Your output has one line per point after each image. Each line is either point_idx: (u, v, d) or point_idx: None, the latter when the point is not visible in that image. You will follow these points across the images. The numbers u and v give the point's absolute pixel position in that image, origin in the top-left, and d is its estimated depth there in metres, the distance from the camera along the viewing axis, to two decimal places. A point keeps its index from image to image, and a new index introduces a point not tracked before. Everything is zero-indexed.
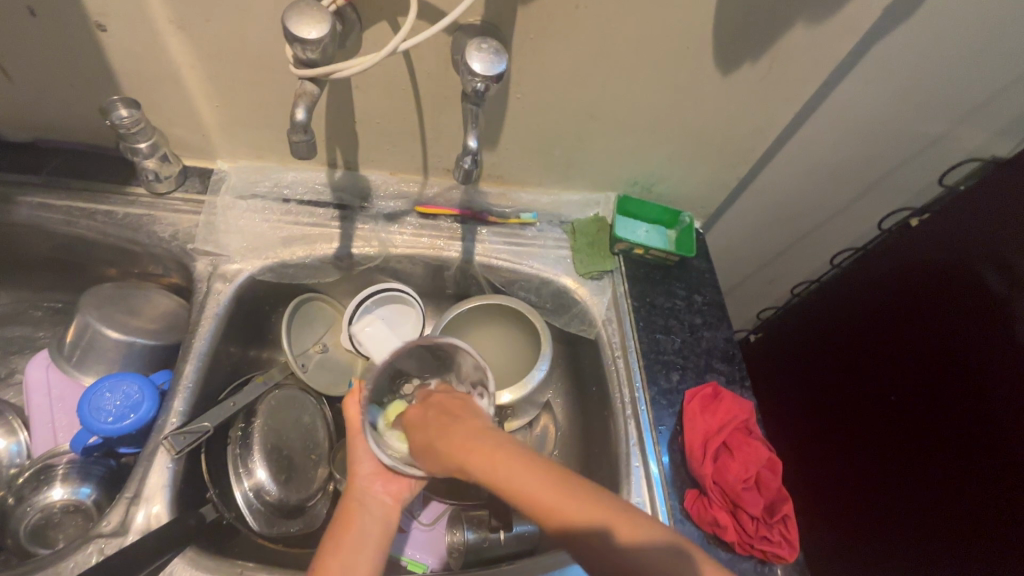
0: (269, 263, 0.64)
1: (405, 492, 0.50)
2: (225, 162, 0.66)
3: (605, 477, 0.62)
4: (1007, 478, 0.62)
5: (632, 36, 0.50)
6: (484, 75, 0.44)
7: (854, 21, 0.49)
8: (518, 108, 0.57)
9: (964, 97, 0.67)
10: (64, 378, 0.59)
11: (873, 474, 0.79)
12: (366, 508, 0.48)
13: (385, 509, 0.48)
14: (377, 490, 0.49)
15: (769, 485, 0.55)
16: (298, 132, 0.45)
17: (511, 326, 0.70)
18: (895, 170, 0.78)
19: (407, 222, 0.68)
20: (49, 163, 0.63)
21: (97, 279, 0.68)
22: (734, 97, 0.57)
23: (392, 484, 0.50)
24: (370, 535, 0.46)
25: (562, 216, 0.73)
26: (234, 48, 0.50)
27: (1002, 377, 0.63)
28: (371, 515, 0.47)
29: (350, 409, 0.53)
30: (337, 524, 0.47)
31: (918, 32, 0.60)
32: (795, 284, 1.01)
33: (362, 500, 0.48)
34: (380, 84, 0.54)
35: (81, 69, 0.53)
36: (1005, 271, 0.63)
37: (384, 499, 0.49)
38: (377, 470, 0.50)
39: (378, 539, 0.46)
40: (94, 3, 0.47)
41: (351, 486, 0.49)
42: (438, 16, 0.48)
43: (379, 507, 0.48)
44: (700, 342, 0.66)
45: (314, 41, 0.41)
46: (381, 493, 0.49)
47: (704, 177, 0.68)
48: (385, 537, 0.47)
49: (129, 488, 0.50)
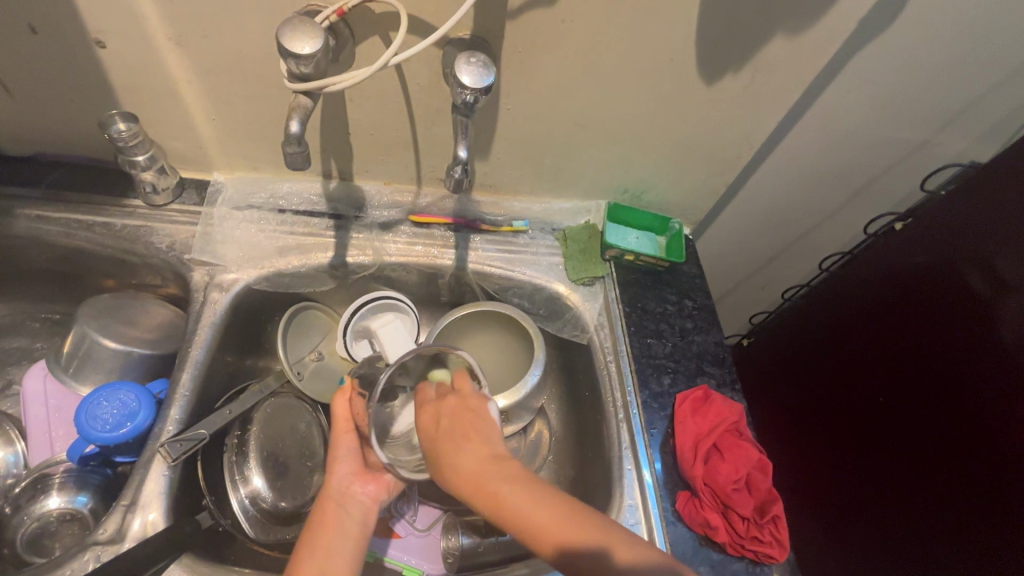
0: (265, 272, 0.65)
1: (382, 493, 0.51)
2: (221, 174, 0.67)
3: (599, 479, 0.63)
4: (997, 477, 0.62)
5: (617, 49, 0.52)
6: (473, 87, 0.46)
7: (833, 32, 0.51)
8: (508, 119, 0.59)
9: (944, 104, 0.69)
10: (61, 389, 0.59)
11: (864, 476, 0.80)
12: (346, 509, 0.48)
13: (364, 509, 0.49)
14: (357, 490, 0.50)
15: (759, 486, 0.56)
16: (292, 143, 0.46)
17: (505, 333, 0.71)
18: (880, 176, 0.80)
19: (400, 230, 0.69)
20: (48, 177, 0.64)
21: (95, 290, 0.69)
22: (720, 107, 0.58)
23: (371, 485, 0.51)
24: (349, 535, 0.47)
25: (554, 223, 0.74)
26: (232, 63, 0.52)
27: (988, 379, 0.64)
28: (350, 515, 0.48)
29: (338, 406, 0.54)
30: (312, 525, 0.47)
31: (896, 43, 0.62)
32: (786, 288, 1.03)
33: (341, 499, 0.49)
34: (374, 97, 0.55)
35: (80, 84, 0.55)
36: (989, 273, 0.65)
37: (363, 501, 0.50)
38: (356, 471, 0.51)
39: (355, 540, 0.47)
40: (94, 20, 0.48)
41: (330, 486, 0.50)
42: (429, 30, 0.50)
43: (356, 507, 0.49)
44: (692, 346, 0.67)
45: (307, 56, 0.43)
46: (360, 493, 0.50)
47: (692, 185, 0.70)
48: (363, 538, 0.47)
49: (125, 496, 0.51)
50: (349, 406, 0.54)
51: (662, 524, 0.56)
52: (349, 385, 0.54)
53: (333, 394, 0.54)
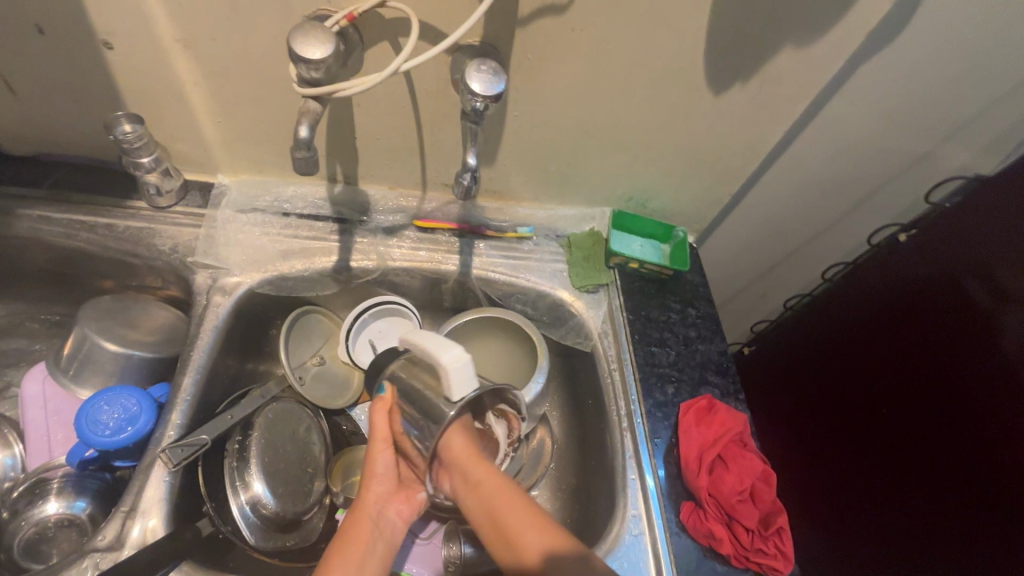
0: (268, 276, 0.65)
1: (411, 513, 0.52)
2: (225, 176, 0.67)
3: (601, 488, 0.62)
4: (996, 489, 0.63)
5: (626, 59, 0.52)
6: (484, 94, 0.46)
7: (839, 45, 0.51)
8: (515, 126, 0.59)
9: (948, 116, 0.69)
10: (60, 392, 0.59)
11: (863, 487, 0.80)
12: (377, 529, 0.49)
13: (394, 529, 0.50)
14: (390, 510, 0.51)
15: (763, 497, 0.56)
16: (301, 148, 0.45)
17: (509, 339, 0.70)
18: (884, 186, 0.80)
19: (405, 235, 0.69)
20: (51, 176, 0.64)
21: (94, 292, 0.68)
22: (726, 117, 0.58)
23: (402, 505, 0.51)
24: (377, 559, 0.47)
25: (558, 230, 0.73)
26: (239, 66, 0.52)
27: (990, 392, 0.64)
28: (379, 537, 0.49)
29: (376, 419, 0.51)
30: (343, 536, 0.48)
31: (902, 56, 0.62)
32: (787, 298, 1.03)
33: (374, 518, 0.49)
34: (382, 102, 0.55)
35: (86, 85, 0.54)
36: (992, 285, 0.65)
37: (393, 521, 0.50)
38: (390, 489, 0.51)
39: (382, 557, 0.48)
40: (102, 22, 0.48)
41: (364, 502, 0.50)
42: (439, 36, 0.49)
43: (387, 528, 0.50)
44: (695, 355, 0.67)
45: (318, 61, 0.42)
46: (392, 513, 0.50)
47: (697, 193, 0.70)
48: (389, 556, 0.48)
49: (125, 502, 0.50)
50: (387, 422, 0.51)
51: (665, 535, 0.56)
52: (389, 400, 0.51)
53: (370, 405, 0.51)
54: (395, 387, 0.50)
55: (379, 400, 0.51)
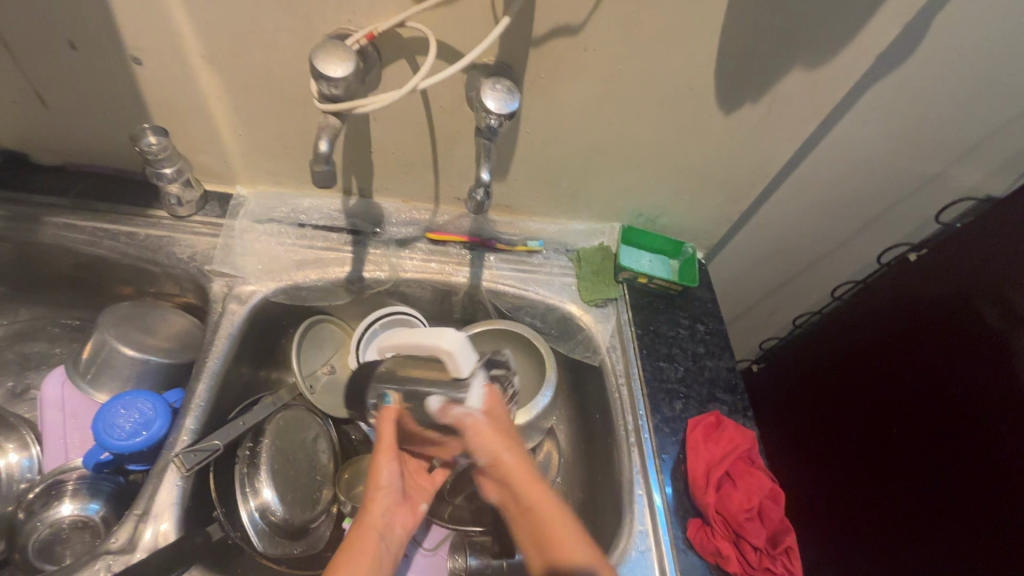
0: (283, 285, 0.66)
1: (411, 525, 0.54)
2: (243, 188, 0.69)
3: (608, 502, 0.62)
4: (1005, 512, 0.62)
5: (637, 79, 0.53)
6: (498, 112, 0.47)
7: (849, 67, 0.52)
8: (527, 142, 0.60)
9: (958, 137, 0.70)
10: (78, 395, 0.60)
11: (871, 507, 0.79)
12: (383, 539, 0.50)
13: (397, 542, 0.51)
14: (394, 522, 0.52)
15: (771, 516, 0.55)
16: (320, 162, 0.47)
17: (517, 353, 0.71)
18: (894, 207, 0.80)
19: (417, 247, 0.70)
20: (77, 186, 0.66)
21: (114, 298, 0.70)
22: (736, 137, 0.59)
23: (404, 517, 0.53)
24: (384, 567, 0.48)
25: (568, 244, 0.74)
26: (262, 82, 0.53)
27: (1001, 415, 0.63)
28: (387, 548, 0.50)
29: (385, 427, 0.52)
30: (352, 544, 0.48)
31: (910, 78, 0.63)
32: (796, 315, 1.03)
33: (381, 527, 0.50)
34: (398, 119, 0.57)
35: (114, 99, 0.56)
36: (1003, 306, 0.64)
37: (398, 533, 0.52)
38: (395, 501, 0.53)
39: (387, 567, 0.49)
40: (132, 39, 0.50)
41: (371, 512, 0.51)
42: (456, 55, 0.51)
43: (391, 538, 0.51)
44: (703, 371, 0.67)
45: (339, 78, 0.44)
46: (397, 526, 0.52)
47: (706, 211, 0.70)
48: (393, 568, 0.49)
49: (138, 505, 0.51)
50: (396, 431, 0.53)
51: (672, 552, 0.56)
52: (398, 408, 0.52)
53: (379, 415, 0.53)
54: (400, 393, 0.52)
55: (386, 410, 0.52)
